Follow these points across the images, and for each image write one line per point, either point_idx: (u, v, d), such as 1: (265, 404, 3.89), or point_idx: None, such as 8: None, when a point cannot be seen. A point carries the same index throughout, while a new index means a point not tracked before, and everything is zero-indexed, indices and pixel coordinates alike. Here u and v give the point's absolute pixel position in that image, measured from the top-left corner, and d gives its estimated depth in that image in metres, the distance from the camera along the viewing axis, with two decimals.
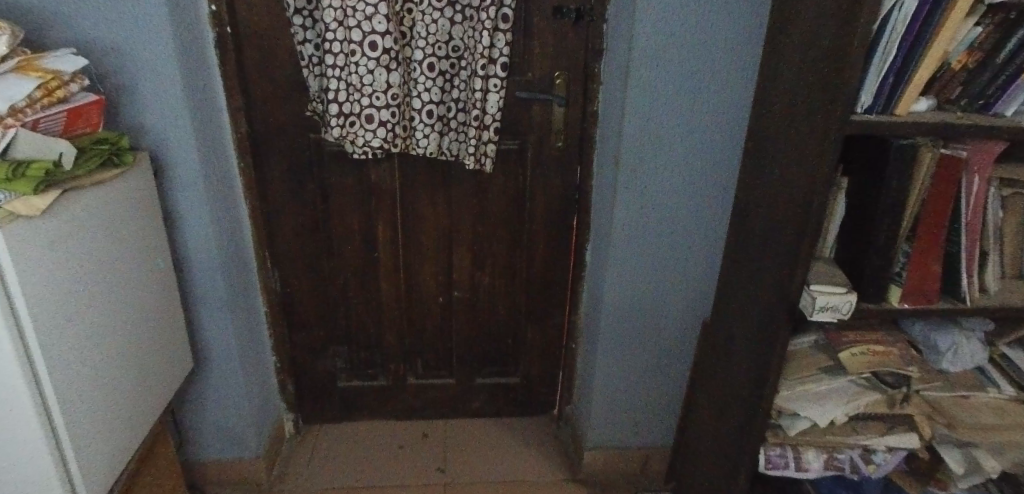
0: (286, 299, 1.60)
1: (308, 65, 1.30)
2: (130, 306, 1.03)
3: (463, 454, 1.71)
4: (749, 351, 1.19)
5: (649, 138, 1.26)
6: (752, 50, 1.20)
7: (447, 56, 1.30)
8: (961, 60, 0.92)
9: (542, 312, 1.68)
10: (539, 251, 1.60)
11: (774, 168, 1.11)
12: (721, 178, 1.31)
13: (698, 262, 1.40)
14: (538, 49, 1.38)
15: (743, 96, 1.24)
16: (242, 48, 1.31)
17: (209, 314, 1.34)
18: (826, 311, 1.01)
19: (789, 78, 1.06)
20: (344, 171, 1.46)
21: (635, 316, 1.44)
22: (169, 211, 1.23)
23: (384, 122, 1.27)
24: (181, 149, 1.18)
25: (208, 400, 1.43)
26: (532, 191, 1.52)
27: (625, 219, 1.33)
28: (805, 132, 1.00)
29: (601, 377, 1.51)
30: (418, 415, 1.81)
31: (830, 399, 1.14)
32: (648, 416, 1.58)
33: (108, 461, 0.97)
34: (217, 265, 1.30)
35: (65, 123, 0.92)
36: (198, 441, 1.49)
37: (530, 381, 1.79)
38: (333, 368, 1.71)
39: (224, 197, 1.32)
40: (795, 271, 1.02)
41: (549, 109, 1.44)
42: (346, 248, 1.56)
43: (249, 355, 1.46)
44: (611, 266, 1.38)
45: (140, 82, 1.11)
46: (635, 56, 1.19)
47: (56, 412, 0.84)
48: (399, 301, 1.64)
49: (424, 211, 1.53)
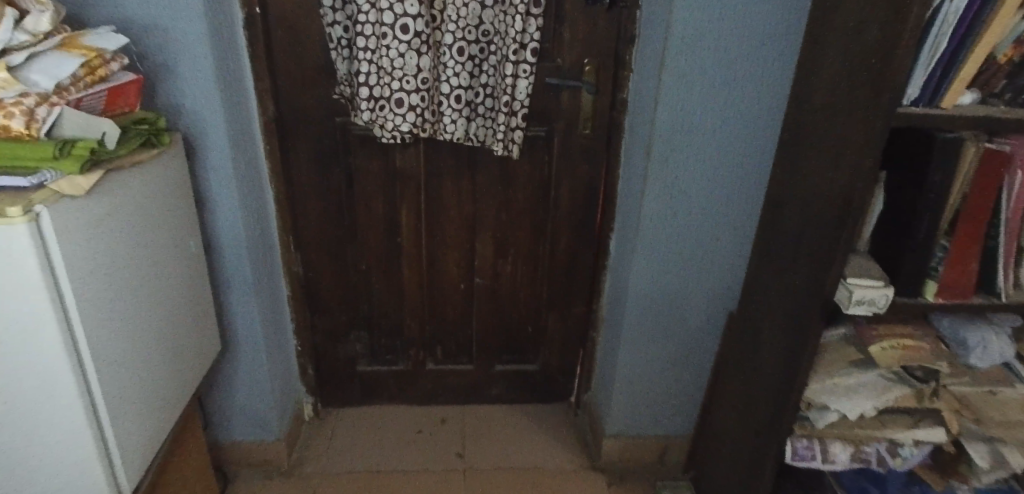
0: (309, 283, 1.60)
1: (337, 47, 1.29)
2: (167, 291, 1.03)
3: (482, 440, 1.71)
4: (779, 345, 1.20)
5: (683, 128, 1.25)
6: (791, 40, 1.18)
7: (477, 40, 1.29)
8: (1007, 54, 0.91)
9: (564, 301, 1.68)
10: (563, 238, 1.59)
11: (813, 160, 1.10)
12: (755, 170, 1.30)
13: (725, 252, 1.39)
14: (569, 34, 1.36)
15: (782, 86, 1.22)
16: (270, 29, 1.30)
17: (237, 296, 1.34)
18: (862, 304, 1.01)
19: (832, 70, 1.05)
20: (370, 155, 1.45)
21: (661, 307, 1.45)
22: (200, 193, 1.22)
23: (414, 106, 1.27)
24: (214, 130, 1.16)
25: (233, 382, 1.44)
26: (557, 179, 1.51)
27: (655, 208, 1.33)
28: (848, 126, 0.99)
29: (624, 367, 1.52)
30: (435, 401, 1.82)
31: (859, 393, 1.14)
32: (669, 406, 1.58)
33: (144, 443, 0.97)
34: (246, 250, 1.30)
35: (105, 102, 0.90)
36: (222, 423, 1.49)
37: (549, 370, 1.79)
38: (353, 353, 1.71)
39: (250, 181, 1.31)
40: (833, 264, 1.02)
41: (578, 96, 1.43)
42: (370, 234, 1.55)
43: (273, 338, 1.46)
44: (639, 256, 1.38)
45: (175, 61, 1.10)
46: (671, 44, 1.17)
47: (97, 394, 0.84)
48: (421, 288, 1.64)
49: (449, 197, 1.53)
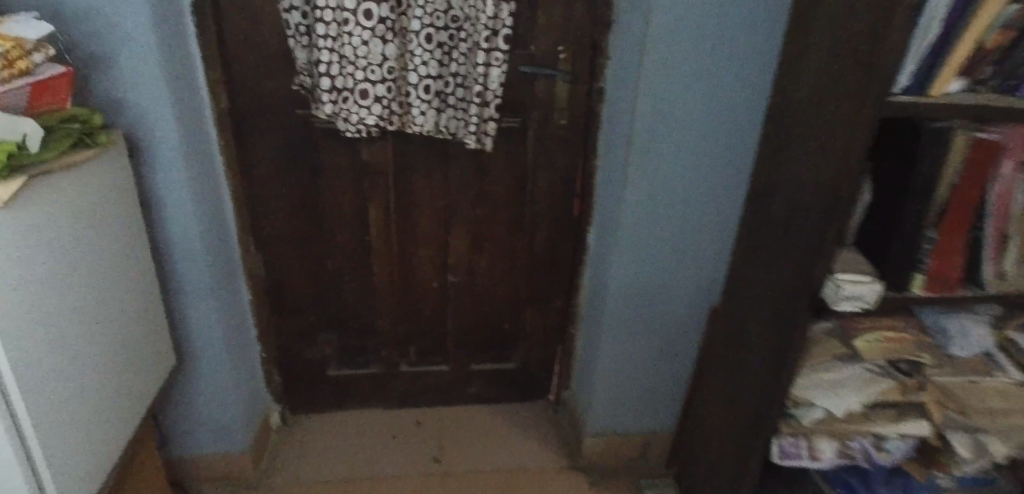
0: (273, 285, 1.51)
1: (295, 35, 1.20)
2: (111, 307, 0.95)
3: (460, 443, 1.66)
4: (764, 341, 1.17)
5: (663, 118, 1.20)
6: (772, 26, 1.14)
7: (446, 27, 1.22)
8: (994, 40, 0.86)
9: (542, 296, 1.63)
10: (540, 232, 1.54)
11: (798, 150, 1.06)
12: (739, 159, 1.26)
13: (706, 245, 1.35)
14: (543, 19, 1.30)
15: (766, 72, 1.18)
16: (222, 16, 1.20)
17: (194, 304, 1.25)
18: (851, 300, 0.98)
19: (820, 56, 1.00)
20: (335, 149, 1.37)
21: (642, 302, 1.41)
22: (147, 196, 1.13)
23: (380, 98, 1.20)
24: (160, 126, 1.07)
25: (192, 395, 1.35)
26: (533, 171, 1.46)
27: (635, 202, 1.28)
28: (836, 114, 0.95)
29: (605, 365, 1.48)
30: (411, 403, 1.75)
31: (846, 387, 1.12)
32: (651, 402, 1.55)
33: (85, 475, 0.88)
34: (202, 255, 1.21)
35: (30, 98, 0.80)
36: (181, 438, 1.40)
37: (527, 367, 1.74)
38: (322, 357, 1.63)
39: (204, 180, 1.22)
40: (821, 260, 0.98)
41: (554, 85, 1.36)
42: (337, 232, 1.47)
43: (235, 346, 1.38)
44: (619, 251, 1.34)
45: (114, 52, 1.00)
46: (652, 29, 1.11)
47: (28, 427, 0.75)
48: (393, 287, 1.57)
49: (420, 191, 1.45)
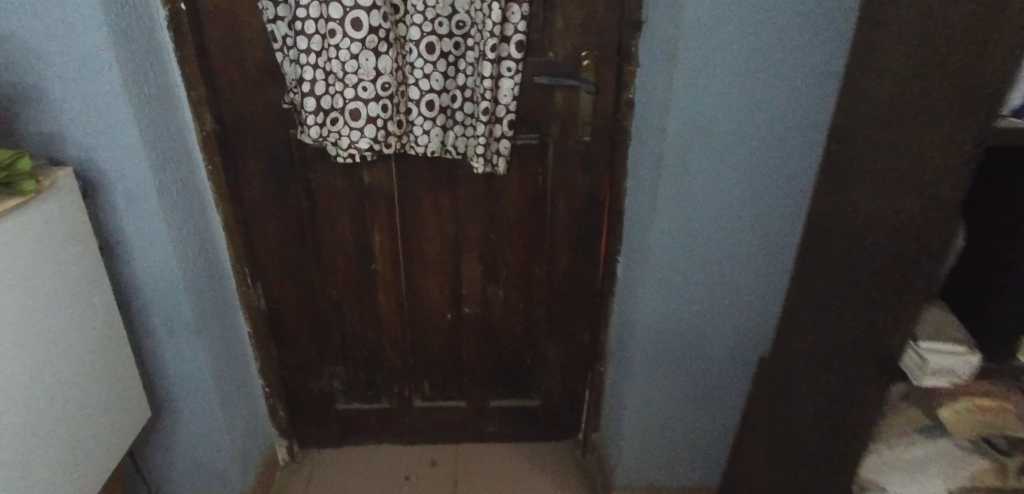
0: (274, 316, 1.41)
1: (282, 48, 1.07)
2: (56, 365, 0.85)
3: (475, 487, 1.52)
4: (818, 408, 0.97)
5: (699, 137, 1.01)
6: (837, 25, 0.93)
7: (450, 34, 1.06)
8: None
9: (566, 328, 1.46)
10: (561, 260, 1.37)
11: (864, 182, 0.86)
12: (793, 183, 1.06)
13: (754, 282, 1.16)
14: (561, 21, 1.12)
15: (829, 80, 0.97)
16: (203, 30, 1.09)
17: (175, 346, 1.16)
18: (940, 375, 0.76)
19: (892, 63, 0.80)
20: (331, 171, 1.25)
21: (677, 344, 1.23)
22: (116, 233, 1.03)
23: (374, 118, 1.05)
24: (124, 159, 0.97)
25: (179, 437, 1.26)
26: (552, 193, 1.29)
27: (667, 234, 1.10)
28: (913, 139, 0.75)
29: (633, 413, 1.31)
30: (425, 439, 1.62)
31: (929, 469, 0.88)
32: (689, 455, 1.37)
33: None
34: (182, 296, 1.10)
35: None
36: (170, 479, 1.32)
37: (551, 404, 1.58)
38: (329, 390, 1.52)
39: (187, 214, 1.11)
40: (892, 324, 0.78)
41: (575, 96, 1.19)
42: (339, 260, 1.35)
43: (228, 387, 1.28)
44: (648, 288, 1.16)
45: (71, 78, 0.90)
46: (683, 32, 0.93)
47: None
48: (401, 317, 1.44)
49: (426, 216, 1.31)
